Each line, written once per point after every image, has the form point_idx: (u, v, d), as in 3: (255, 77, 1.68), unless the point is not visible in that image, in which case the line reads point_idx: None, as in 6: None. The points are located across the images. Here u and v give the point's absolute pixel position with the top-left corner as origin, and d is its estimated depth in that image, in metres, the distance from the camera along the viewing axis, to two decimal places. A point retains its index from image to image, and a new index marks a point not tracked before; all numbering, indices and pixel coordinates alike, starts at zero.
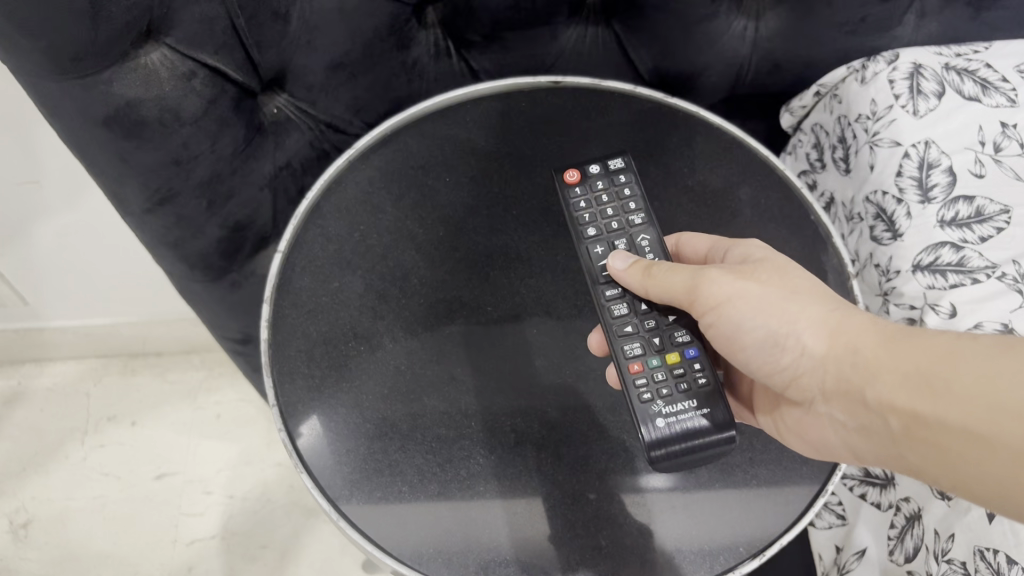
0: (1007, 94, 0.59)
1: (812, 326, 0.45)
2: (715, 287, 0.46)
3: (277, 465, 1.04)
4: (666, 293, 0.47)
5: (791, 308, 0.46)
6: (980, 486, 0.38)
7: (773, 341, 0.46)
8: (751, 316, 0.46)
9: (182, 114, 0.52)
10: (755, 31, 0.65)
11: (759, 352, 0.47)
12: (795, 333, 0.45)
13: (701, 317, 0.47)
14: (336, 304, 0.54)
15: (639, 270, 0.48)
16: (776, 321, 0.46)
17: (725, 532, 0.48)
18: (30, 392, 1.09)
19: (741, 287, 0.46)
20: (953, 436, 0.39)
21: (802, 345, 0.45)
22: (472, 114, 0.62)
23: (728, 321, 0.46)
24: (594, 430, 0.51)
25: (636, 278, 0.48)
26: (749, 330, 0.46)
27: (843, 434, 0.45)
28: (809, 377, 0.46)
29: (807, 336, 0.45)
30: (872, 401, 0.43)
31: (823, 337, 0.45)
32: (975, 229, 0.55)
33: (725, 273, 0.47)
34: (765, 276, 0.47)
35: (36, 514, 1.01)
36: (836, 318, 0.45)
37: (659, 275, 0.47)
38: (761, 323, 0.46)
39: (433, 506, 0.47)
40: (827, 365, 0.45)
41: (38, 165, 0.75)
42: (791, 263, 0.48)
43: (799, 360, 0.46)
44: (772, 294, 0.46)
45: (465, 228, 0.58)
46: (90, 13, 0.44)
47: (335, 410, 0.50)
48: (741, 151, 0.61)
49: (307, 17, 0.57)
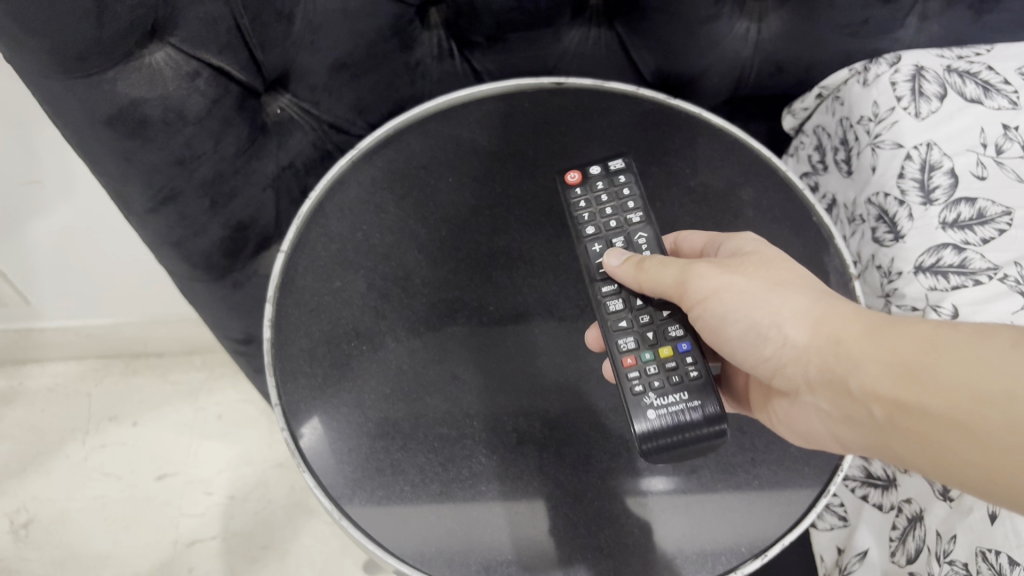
0: (1009, 96, 0.59)
1: (795, 317, 0.45)
2: (704, 281, 0.46)
3: (279, 466, 1.04)
4: (656, 286, 0.48)
5: (775, 298, 0.45)
6: (965, 474, 0.38)
7: (756, 331, 0.46)
8: (734, 308, 0.46)
9: (185, 113, 0.53)
10: (757, 33, 0.65)
11: (743, 344, 0.47)
12: (777, 322, 0.45)
13: (690, 309, 0.48)
14: (338, 302, 0.54)
15: (632, 266, 0.48)
16: (758, 312, 0.46)
17: (726, 531, 0.48)
18: (32, 392, 1.09)
19: (726, 280, 0.46)
20: (938, 425, 0.39)
21: (785, 336, 0.45)
22: (474, 113, 0.62)
23: (713, 314, 0.47)
24: (596, 430, 0.51)
25: (630, 274, 0.48)
26: (733, 322, 0.46)
27: (830, 424, 0.45)
28: (793, 368, 0.46)
29: (789, 327, 0.45)
30: (856, 390, 0.42)
31: (806, 328, 0.45)
32: (977, 231, 0.55)
33: (711, 266, 0.47)
34: (751, 269, 0.47)
35: (36, 514, 1.01)
36: (818, 308, 0.45)
37: (650, 269, 0.48)
38: (744, 314, 0.46)
39: (434, 505, 0.47)
40: (810, 356, 0.44)
41: (39, 164, 0.75)
42: (779, 256, 0.48)
43: (782, 350, 0.46)
44: (757, 286, 0.46)
45: (469, 227, 0.58)
46: (94, 12, 0.44)
47: (335, 409, 0.50)
48: (745, 153, 0.61)
49: (310, 17, 0.57)
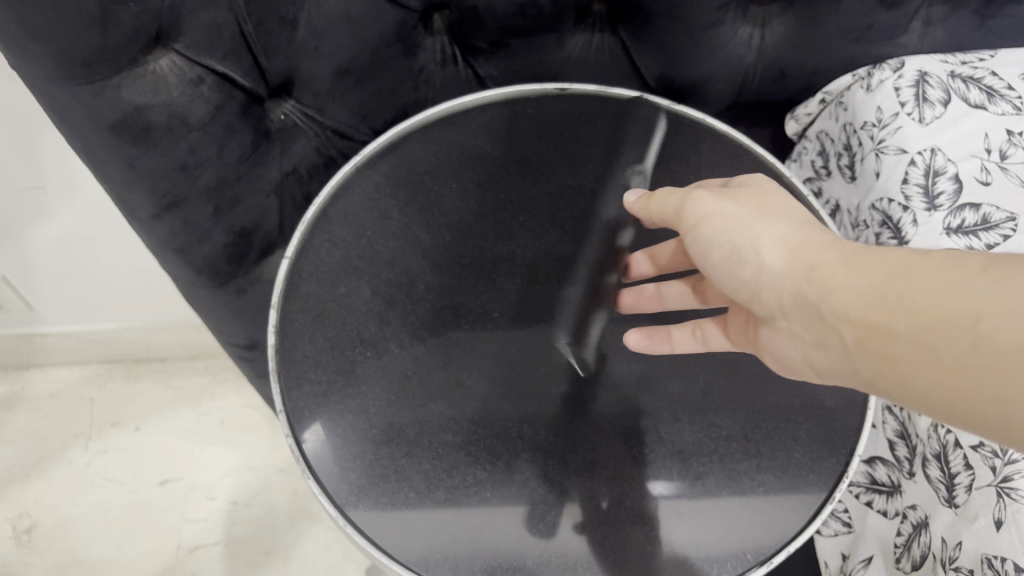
0: (1013, 102, 0.59)
1: (774, 243, 0.45)
2: (698, 208, 0.49)
3: (282, 471, 1.05)
4: (661, 216, 0.53)
5: (758, 226, 0.46)
6: (925, 394, 0.37)
7: (737, 255, 0.47)
8: (720, 232, 0.47)
9: (189, 119, 0.53)
10: (761, 39, 0.66)
11: (725, 269, 0.47)
12: (756, 247, 0.46)
13: (686, 236, 0.50)
14: (343, 309, 0.54)
15: (643, 199, 0.55)
16: (741, 237, 0.46)
17: (732, 538, 0.47)
18: (34, 397, 1.09)
19: (718, 207, 0.48)
20: (901, 344, 0.38)
21: (762, 260, 0.45)
22: (479, 119, 0.62)
23: (702, 240, 0.48)
24: (600, 436, 0.51)
25: (641, 205, 0.55)
26: (717, 248, 0.47)
27: (802, 351, 0.45)
28: (767, 295, 0.45)
29: (767, 253, 0.45)
30: (826, 311, 0.42)
31: (784, 254, 0.45)
32: (982, 236, 0.55)
33: (709, 194, 0.49)
34: (744, 199, 0.48)
35: (38, 519, 1.00)
36: (800, 238, 0.45)
37: (655, 201, 0.53)
38: (728, 238, 0.47)
39: (439, 513, 0.47)
40: (783, 281, 0.44)
41: (42, 170, 0.76)
42: (775, 191, 0.49)
43: (759, 276, 0.46)
44: (746, 213, 0.47)
45: (473, 233, 0.58)
46: (99, 19, 0.44)
47: (339, 416, 0.50)
48: (750, 158, 0.61)
49: (314, 23, 0.57)
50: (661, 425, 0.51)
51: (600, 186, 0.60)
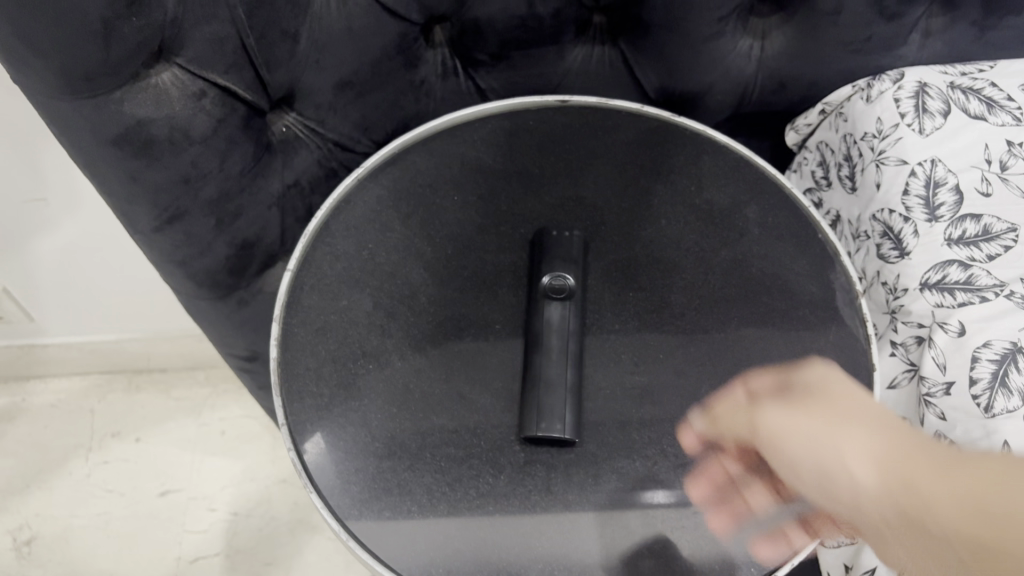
0: (1013, 113, 0.60)
1: (862, 460, 0.39)
2: (769, 423, 0.43)
3: (282, 482, 1.04)
4: (733, 436, 0.46)
5: (835, 439, 0.40)
6: None
7: (825, 479, 0.40)
8: (801, 458, 0.41)
9: (191, 133, 0.53)
10: (760, 50, 0.67)
11: (815, 493, 0.41)
12: (846, 467, 0.39)
13: (763, 444, 0.43)
14: (344, 321, 0.54)
15: (707, 419, 0.49)
16: (822, 448, 0.40)
17: (734, 552, 0.47)
18: (35, 408, 1.09)
19: (793, 418, 0.42)
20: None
21: (854, 488, 0.39)
22: (480, 131, 0.63)
23: (784, 461, 0.42)
24: (602, 448, 0.50)
25: (707, 428, 0.48)
26: (804, 469, 0.41)
27: (920, 564, 0.36)
28: (862, 519, 0.39)
29: (857, 473, 0.39)
30: (936, 533, 0.35)
31: (875, 469, 0.38)
32: (983, 247, 0.55)
33: (778, 408, 0.43)
34: (815, 407, 0.42)
35: (39, 530, 1.00)
36: (885, 449, 0.39)
37: (721, 417, 0.47)
38: (810, 458, 0.41)
39: (440, 526, 0.47)
40: (879, 505, 0.38)
41: (45, 181, 0.76)
42: (848, 395, 0.43)
43: (855, 501, 0.39)
44: (814, 426, 0.41)
45: (475, 245, 0.58)
46: (101, 33, 0.45)
47: (341, 429, 0.50)
48: (749, 170, 0.61)
49: (316, 36, 0.57)
50: (664, 437, 0.50)
51: (600, 198, 0.60)
